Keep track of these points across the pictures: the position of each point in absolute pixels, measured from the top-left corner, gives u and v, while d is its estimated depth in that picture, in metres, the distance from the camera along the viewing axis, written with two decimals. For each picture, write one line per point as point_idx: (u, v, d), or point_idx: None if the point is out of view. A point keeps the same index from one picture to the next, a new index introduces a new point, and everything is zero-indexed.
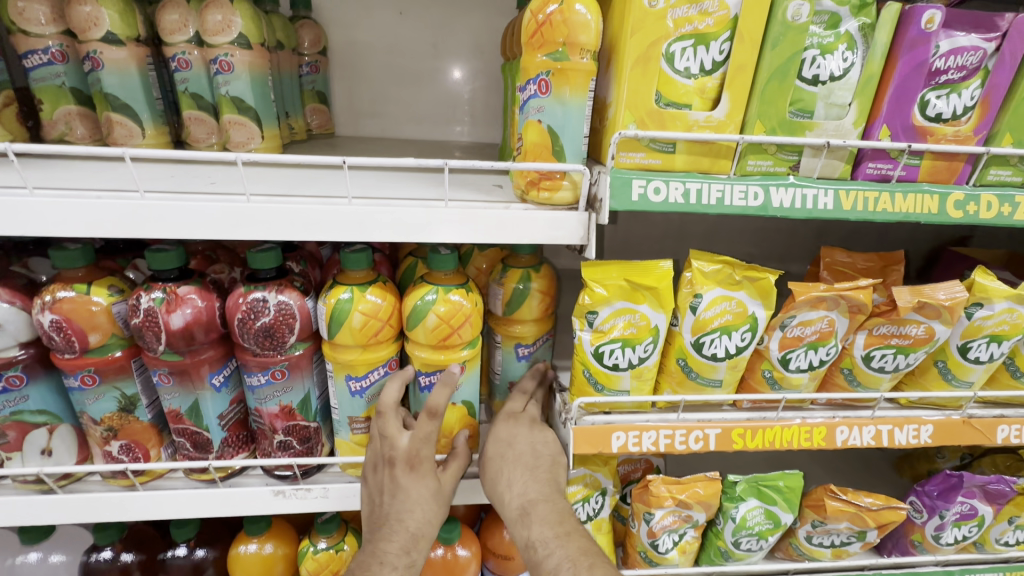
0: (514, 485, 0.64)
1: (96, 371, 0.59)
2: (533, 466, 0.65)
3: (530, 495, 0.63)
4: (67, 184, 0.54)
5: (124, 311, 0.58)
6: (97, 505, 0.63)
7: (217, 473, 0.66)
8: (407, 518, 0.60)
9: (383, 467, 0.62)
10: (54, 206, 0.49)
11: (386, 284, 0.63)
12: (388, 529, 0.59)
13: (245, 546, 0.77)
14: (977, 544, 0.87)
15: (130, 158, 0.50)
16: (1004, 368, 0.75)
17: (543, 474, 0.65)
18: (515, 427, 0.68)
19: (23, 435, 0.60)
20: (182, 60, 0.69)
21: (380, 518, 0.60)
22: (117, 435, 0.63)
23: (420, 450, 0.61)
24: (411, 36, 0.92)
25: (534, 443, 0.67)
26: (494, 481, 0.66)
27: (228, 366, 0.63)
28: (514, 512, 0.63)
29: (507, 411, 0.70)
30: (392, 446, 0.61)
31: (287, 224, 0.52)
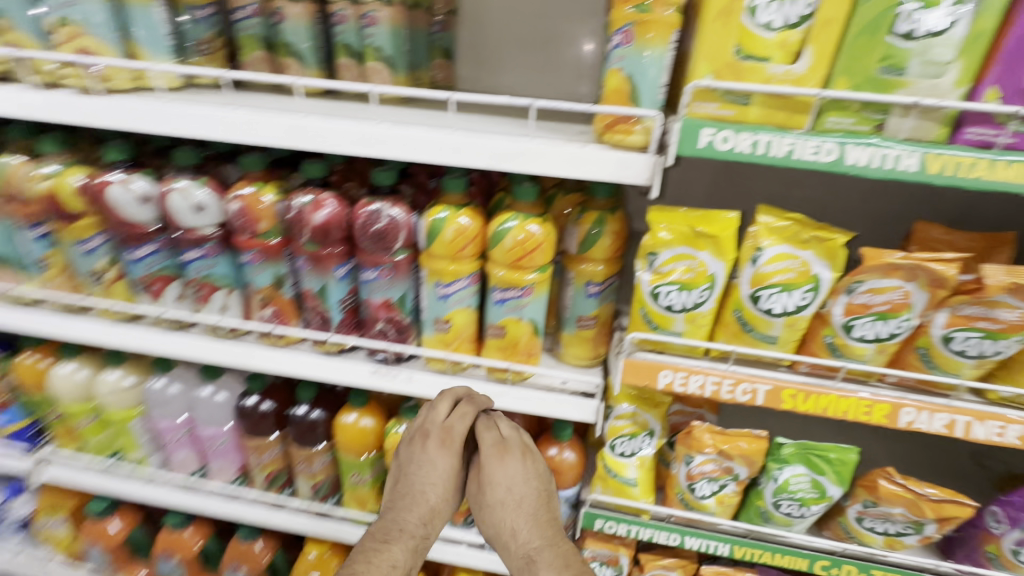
0: (519, 536, 0.71)
1: (260, 252, 0.79)
2: (535, 521, 0.73)
3: (534, 543, 0.71)
4: (256, 105, 0.72)
5: (283, 208, 0.76)
6: (251, 355, 0.85)
7: (333, 346, 0.84)
8: (423, 496, 0.75)
9: (419, 439, 0.77)
10: (246, 119, 0.67)
11: (477, 209, 0.74)
12: (408, 505, 0.74)
13: (347, 416, 0.96)
14: None
15: (297, 86, 0.67)
16: None
17: (545, 521, 0.73)
18: (520, 476, 0.74)
19: (211, 292, 0.84)
20: (341, 15, 0.84)
21: (398, 506, 0.74)
22: (269, 304, 0.83)
23: (454, 427, 0.75)
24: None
25: (536, 494, 0.74)
26: (496, 530, 0.73)
27: (349, 263, 0.78)
28: (519, 560, 0.71)
29: (494, 443, 0.76)
30: (433, 419, 0.76)
31: (403, 148, 0.65)
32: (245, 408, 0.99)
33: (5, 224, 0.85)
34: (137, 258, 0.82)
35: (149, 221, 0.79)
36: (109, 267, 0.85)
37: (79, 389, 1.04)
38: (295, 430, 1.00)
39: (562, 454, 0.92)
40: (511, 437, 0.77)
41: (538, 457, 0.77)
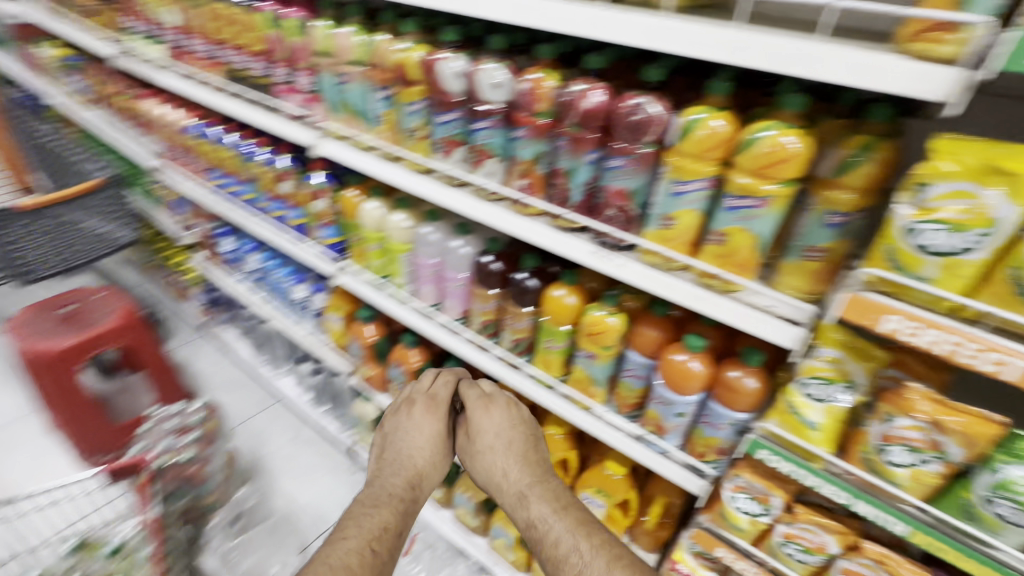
0: (510, 477, 1.14)
1: (532, 129, 0.96)
2: (518, 474, 1.14)
3: (524, 482, 1.11)
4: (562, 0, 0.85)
5: (559, 94, 0.91)
6: (495, 215, 1.05)
7: (564, 222, 0.99)
8: (405, 461, 1.20)
9: (404, 409, 1.29)
10: (553, 9, 0.80)
11: (734, 116, 0.77)
12: (393, 468, 1.18)
13: (557, 290, 1.14)
14: None
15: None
16: None
17: (532, 465, 1.15)
18: (489, 421, 1.23)
19: (485, 157, 1.06)
20: None
21: (387, 474, 1.17)
22: (526, 177, 1.02)
23: (436, 393, 1.31)
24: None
25: (516, 446, 1.18)
26: (490, 478, 1.16)
27: (600, 150, 0.91)
28: (515, 496, 1.11)
29: (476, 393, 1.30)
30: (421, 388, 1.33)
31: (682, 43, 0.71)
32: (481, 264, 1.24)
33: (365, 86, 1.18)
34: (443, 122, 1.08)
35: (457, 93, 1.03)
36: (421, 127, 1.13)
37: (376, 222, 1.42)
38: (514, 291, 1.21)
39: (745, 377, 0.94)
40: (497, 404, 1.26)
41: (520, 407, 1.26)
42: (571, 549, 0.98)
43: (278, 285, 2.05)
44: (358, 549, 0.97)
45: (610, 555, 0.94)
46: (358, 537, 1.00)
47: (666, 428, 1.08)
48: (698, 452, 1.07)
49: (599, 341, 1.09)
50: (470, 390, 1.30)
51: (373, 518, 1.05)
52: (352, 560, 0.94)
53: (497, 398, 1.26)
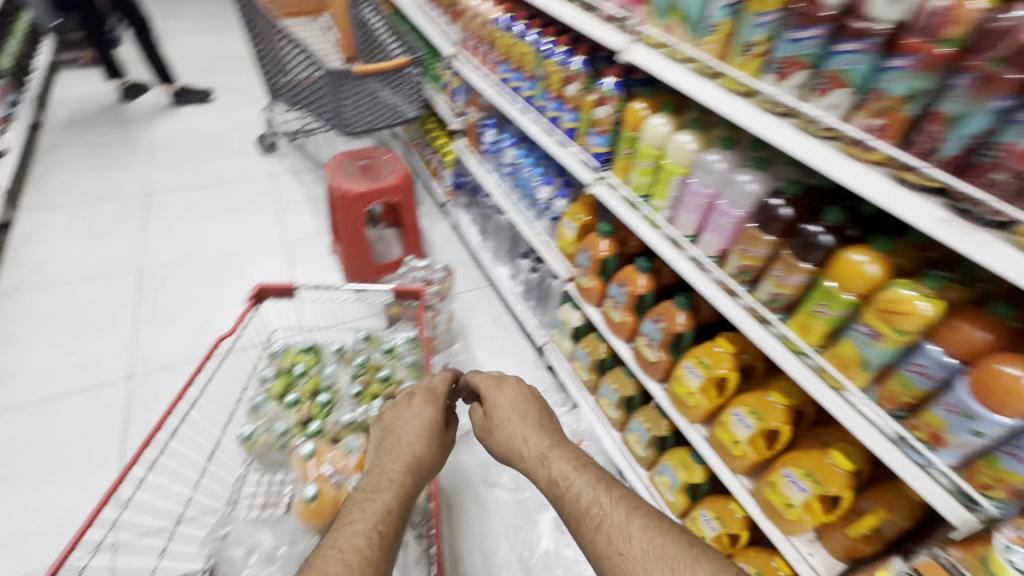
0: (532, 444, 1.29)
1: (922, 58, 0.82)
2: (536, 447, 1.29)
3: (545, 448, 1.27)
4: None
5: (987, 20, 0.75)
6: (817, 153, 0.95)
7: (911, 177, 0.84)
8: (404, 444, 1.16)
9: (406, 399, 1.27)
10: None
11: None
12: (397, 454, 1.13)
13: (857, 255, 1.01)
14: None
15: None
16: None
17: (551, 433, 1.32)
18: (506, 412, 1.38)
19: (834, 86, 0.94)
20: None
21: (388, 456, 1.12)
22: (883, 116, 0.89)
23: (435, 386, 1.32)
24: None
25: (524, 433, 1.32)
26: (512, 449, 1.32)
27: (1019, 96, 0.73)
28: (537, 459, 1.26)
29: (495, 376, 1.37)
30: (431, 381, 1.33)
31: None
32: (767, 205, 1.16)
33: None
34: (795, 40, 0.98)
35: (832, 5, 0.92)
36: (760, 43, 1.06)
37: (658, 139, 1.40)
38: (798, 244, 1.10)
39: None
40: (509, 383, 1.36)
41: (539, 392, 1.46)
42: (591, 502, 1.10)
43: (526, 183, 2.23)
44: (365, 532, 0.92)
45: (621, 511, 1.06)
46: (365, 520, 0.95)
47: (945, 443, 0.92)
48: (979, 482, 0.89)
49: (892, 321, 0.96)
50: (485, 379, 1.35)
51: (376, 497, 1.02)
52: (360, 543, 0.90)
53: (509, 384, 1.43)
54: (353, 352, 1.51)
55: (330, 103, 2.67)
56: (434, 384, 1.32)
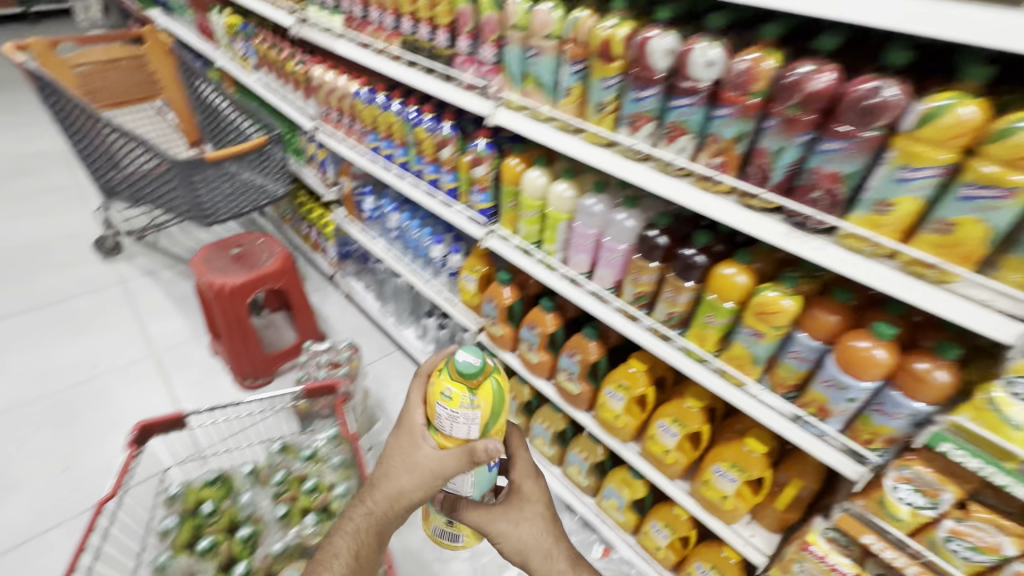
0: (554, 553, 1.18)
1: (741, 108, 0.97)
2: (545, 543, 1.19)
3: (558, 556, 1.18)
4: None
5: (779, 74, 0.91)
6: (683, 194, 1.09)
7: (760, 202, 1.02)
8: (422, 458, 1.10)
9: (402, 439, 1.13)
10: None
11: (990, 102, 0.75)
12: (400, 469, 1.10)
13: (727, 270, 1.17)
14: None
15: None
16: None
17: (557, 531, 1.21)
18: (526, 488, 1.25)
19: (678, 135, 1.09)
20: None
21: (399, 456, 1.12)
22: (721, 154, 1.04)
23: (415, 425, 1.14)
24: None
25: (545, 524, 1.21)
26: (509, 527, 1.18)
27: (811, 133, 0.92)
28: (556, 562, 1.17)
29: (520, 467, 1.28)
30: (415, 417, 1.15)
31: (949, 30, 0.71)
32: (683, 256, 1.23)
33: (555, 60, 1.24)
34: (639, 98, 1.11)
35: (662, 69, 1.05)
36: (610, 102, 1.18)
37: (538, 191, 1.50)
38: (679, 266, 1.25)
39: (951, 378, 0.93)
40: (536, 498, 1.25)
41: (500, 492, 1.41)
42: None
43: (417, 243, 2.22)
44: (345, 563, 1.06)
45: None
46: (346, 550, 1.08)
47: (831, 413, 1.11)
48: (862, 438, 1.09)
49: (767, 321, 1.13)
50: (516, 461, 1.28)
51: (372, 513, 1.10)
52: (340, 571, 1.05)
53: (520, 469, 1.27)
54: (267, 467, 1.42)
55: (183, 195, 2.37)
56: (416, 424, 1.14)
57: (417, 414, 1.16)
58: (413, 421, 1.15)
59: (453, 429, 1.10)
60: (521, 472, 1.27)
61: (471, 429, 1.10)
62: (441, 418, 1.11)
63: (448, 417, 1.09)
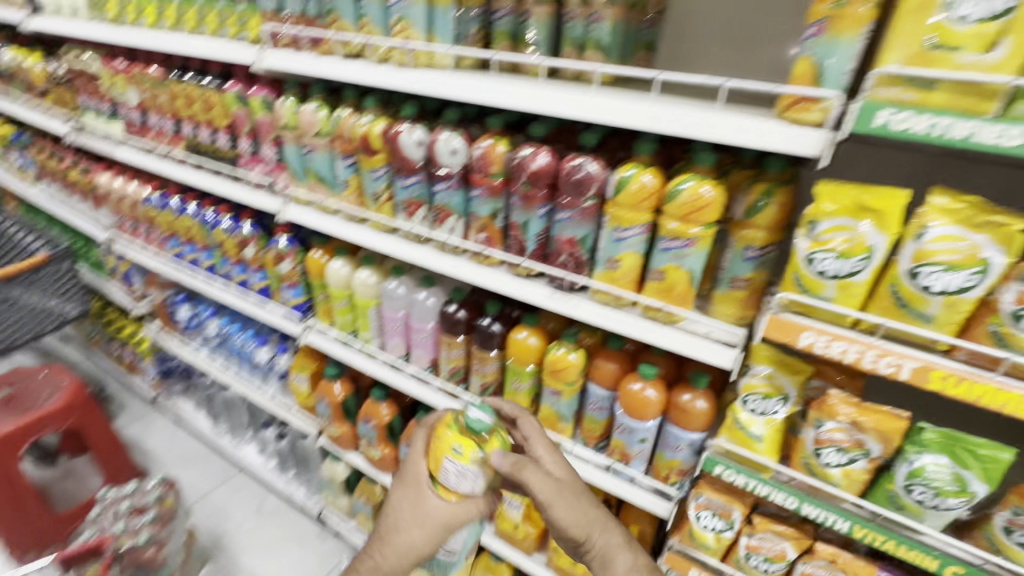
0: (604, 528, 0.93)
1: (488, 189, 1.06)
2: (595, 515, 0.93)
3: (618, 531, 0.94)
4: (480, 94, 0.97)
5: (510, 157, 1.02)
6: (462, 269, 1.14)
7: (525, 270, 1.09)
8: (432, 511, 0.90)
9: (411, 489, 0.93)
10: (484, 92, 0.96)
11: (661, 170, 0.90)
12: (409, 523, 0.90)
13: (520, 334, 1.22)
14: None
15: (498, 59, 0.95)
16: None
17: (600, 504, 0.96)
18: (555, 468, 0.99)
19: (446, 217, 1.15)
20: (598, 16, 1.04)
21: (403, 505, 0.91)
22: (484, 231, 1.11)
23: (420, 473, 0.94)
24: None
25: (592, 496, 0.96)
26: (554, 478, 0.92)
27: (548, 206, 1.02)
28: (613, 539, 0.93)
29: (535, 444, 1.02)
30: (418, 462, 0.95)
31: (611, 117, 0.84)
32: (481, 326, 1.26)
33: (329, 156, 1.27)
34: (405, 185, 1.16)
35: (418, 159, 1.12)
36: (384, 190, 1.21)
37: (342, 281, 1.47)
38: (479, 336, 1.28)
39: (706, 405, 1.03)
40: (555, 462, 0.99)
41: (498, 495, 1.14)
42: None
43: (240, 348, 2.02)
44: None
45: None
46: None
47: (631, 456, 1.16)
48: (662, 475, 1.14)
49: (561, 378, 1.17)
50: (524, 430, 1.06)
51: (381, 574, 0.88)
52: None
53: (534, 448, 1.02)
54: None
55: None
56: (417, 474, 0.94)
57: (421, 463, 0.95)
58: (418, 461, 0.95)
59: (458, 486, 0.90)
60: (536, 445, 1.02)
61: (476, 484, 0.91)
62: (444, 472, 0.91)
63: (455, 471, 0.90)
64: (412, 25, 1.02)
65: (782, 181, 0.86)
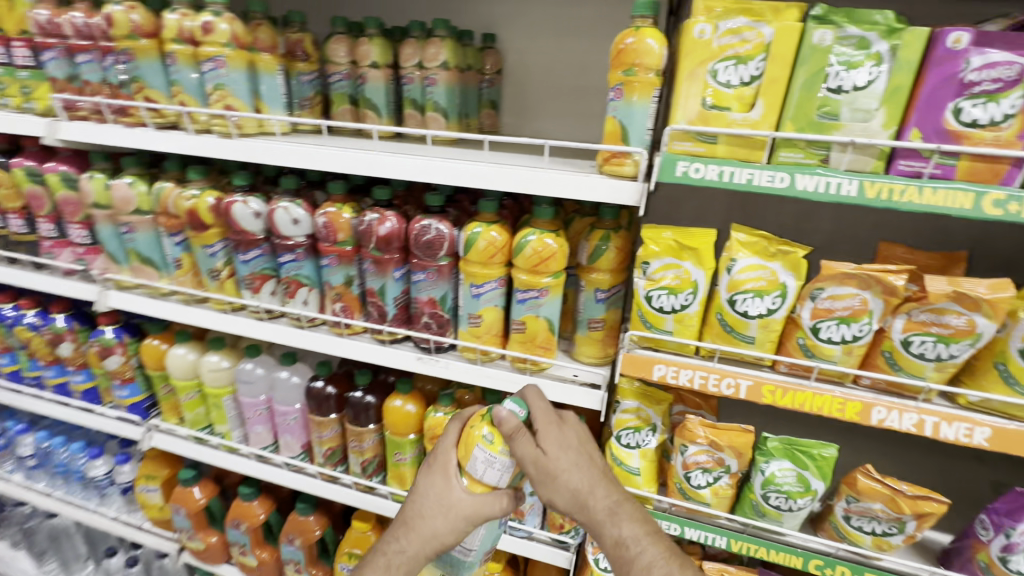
0: (594, 493, 0.75)
1: (337, 256, 1.00)
2: (588, 476, 0.76)
3: (614, 499, 0.75)
4: (318, 162, 0.93)
5: (356, 223, 0.97)
6: (322, 342, 1.05)
7: (388, 336, 1.03)
8: (457, 503, 0.76)
9: (438, 475, 0.78)
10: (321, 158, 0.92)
11: (506, 225, 0.92)
12: (435, 510, 0.76)
13: (395, 401, 1.14)
14: (984, 566, 0.84)
15: (328, 126, 0.91)
16: (996, 378, 0.75)
17: (597, 472, 0.77)
18: (552, 441, 0.76)
19: (297, 289, 1.06)
20: (433, 79, 1.06)
21: (428, 493, 0.77)
22: (340, 299, 1.04)
23: (448, 458, 0.79)
24: (573, 61, 1.26)
25: (588, 459, 0.77)
26: (536, 461, 0.73)
27: (403, 267, 0.99)
28: (603, 513, 0.74)
29: (537, 406, 0.79)
30: (445, 445, 0.80)
31: (448, 177, 0.87)
32: (353, 400, 1.17)
33: (154, 234, 1.12)
34: (245, 260, 1.05)
35: (258, 231, 1.03)
36: (224, 267, 1.09)
37: (189, 369, 1.29)
38: (352, 411, 1.18)
39: None
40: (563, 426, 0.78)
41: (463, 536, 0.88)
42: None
43: (67, 465, 1.67)
44: None
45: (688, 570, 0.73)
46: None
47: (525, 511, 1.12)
48: (557, 524, 1.11)
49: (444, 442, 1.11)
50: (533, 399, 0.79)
51: (404, 560, 0.76)
52: None
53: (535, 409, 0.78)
54: None
55: None
56: (440, 459, 0.79)
57: (447, 451, 0.80)
58: (448, 443, 0.81)
59: (483, 478, 0.75)
60: (534, 405, 0.79)
61: (502, 478, 0.77)
62: (471, 461, 0.76)
63: (481, 463, 0.75)
64: (232, 93, 0.95)
65: (616, 226, 0.92)
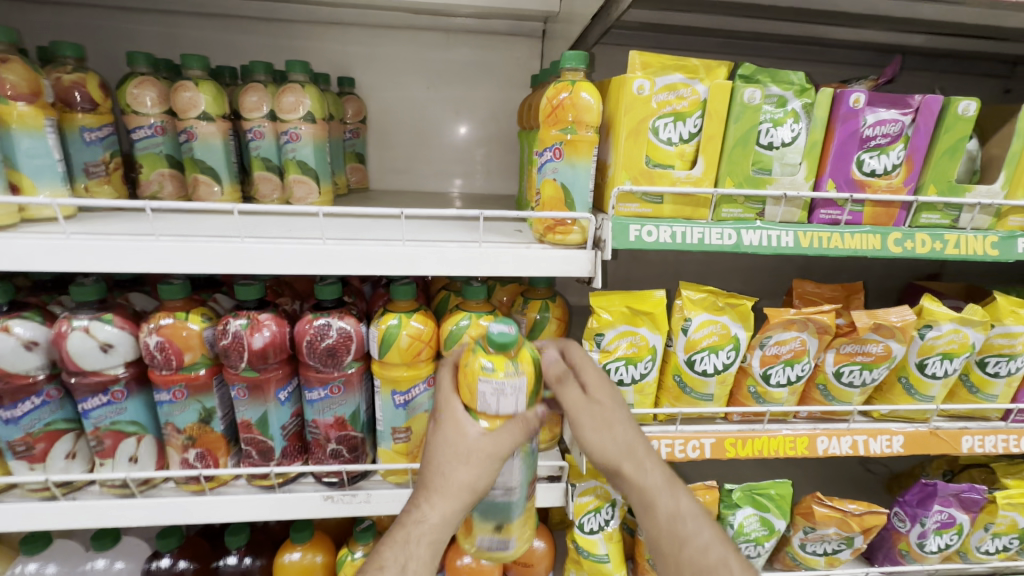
0: (612, 438, 0.65)
1: (185, 386, 0.70)
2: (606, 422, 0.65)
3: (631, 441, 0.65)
4: (136, 261, 0.62)
5: (212, 335, 0.70)
6: (171, 509, 0.72)
7: (275, 479, 0.75)
8: (478, 444, 0.56)
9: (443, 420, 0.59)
10: (139, 250, 0.62)
11: (427, 312, 0.75)
12: (455, 457, 0.56)
13: (289, 555, 0.85)
14: (905, 553, 0.94)
15: (151, 208, 0.63)
16: (899, 389, 0.85)
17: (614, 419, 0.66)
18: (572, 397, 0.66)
19: (117, 443, 0.71)
20: (294, 134, 0.84)
21: (439, 440, 0.57)
22: (195, 444, 0.73)
23: (448, 396, 0.60)
24: (449, 110, 1.14)
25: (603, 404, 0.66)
26: None
27: (292, 383, 0.74)
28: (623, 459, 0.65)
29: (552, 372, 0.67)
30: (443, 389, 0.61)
31: (350, 264, 0.66)
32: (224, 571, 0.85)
33: None
34: (14, 416, 0.67)
35: (35, 369, 0.66)
36: None
37: None
38: None
39: (543, 543, 0.90)
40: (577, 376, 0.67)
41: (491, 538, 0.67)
42: (677, 518, 0.64)
43: None
44: None
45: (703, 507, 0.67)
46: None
47: None
48: None
49: None
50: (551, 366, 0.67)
51: (428, 532, 0.55)
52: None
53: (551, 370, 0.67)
54: None
55: None
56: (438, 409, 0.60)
57: (447, 392, 0.60)
58: (444, 385, 0.61)
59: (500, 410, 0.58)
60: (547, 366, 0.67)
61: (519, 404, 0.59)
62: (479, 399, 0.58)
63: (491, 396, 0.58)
64: None
65: (550, 295, 0.82)
